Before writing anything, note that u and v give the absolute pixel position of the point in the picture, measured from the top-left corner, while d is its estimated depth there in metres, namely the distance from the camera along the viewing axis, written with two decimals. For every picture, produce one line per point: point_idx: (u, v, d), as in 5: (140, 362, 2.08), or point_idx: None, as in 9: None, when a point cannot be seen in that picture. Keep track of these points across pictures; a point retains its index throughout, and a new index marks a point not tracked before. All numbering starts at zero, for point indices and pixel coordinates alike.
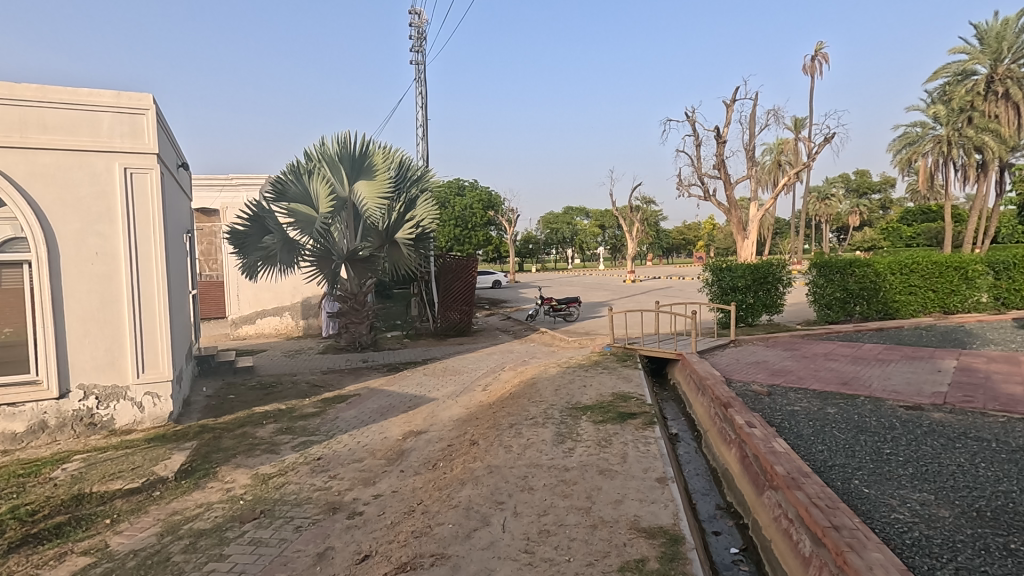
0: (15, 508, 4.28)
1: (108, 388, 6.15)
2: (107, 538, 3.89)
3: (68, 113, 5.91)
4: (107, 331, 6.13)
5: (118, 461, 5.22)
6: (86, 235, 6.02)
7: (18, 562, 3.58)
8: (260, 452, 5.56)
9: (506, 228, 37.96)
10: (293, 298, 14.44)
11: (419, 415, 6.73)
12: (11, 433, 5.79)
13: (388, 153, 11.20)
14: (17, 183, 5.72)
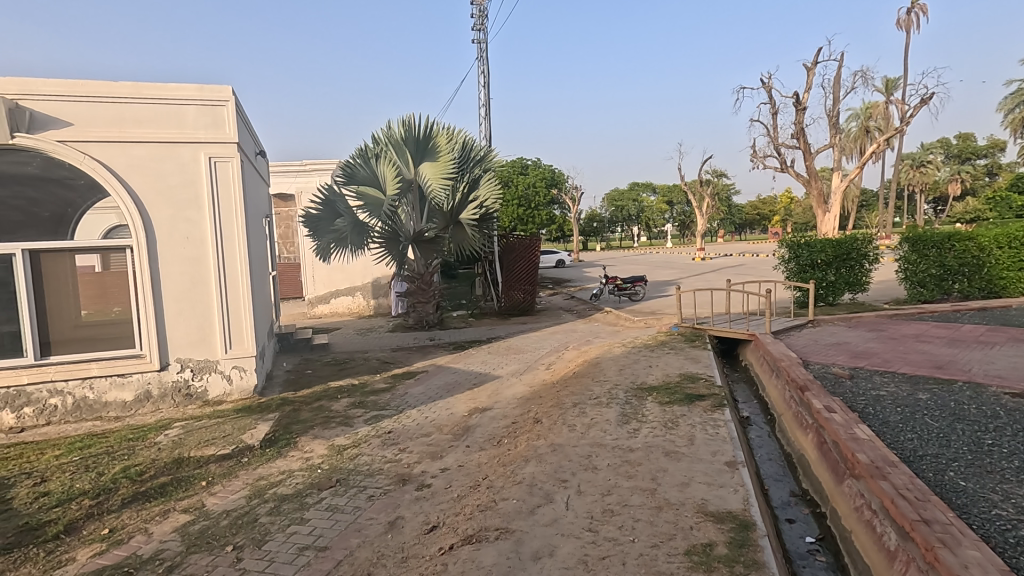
0: (127, 468, 4.76)
1: (201, 362, 6.68)
2: (203, 498, 4.26)
3: (158, 107, 6.36)
4: (198, 309, 6.63)
5: (211, 429, 5.68)
6: (177, 221, 6.51)
7: (130, 516, 3.99)
8: (335, 425, 5.87)
9: (570, 207, 37.50)
10: (364, 278, 15.04)
11: (484, 392, 6.86)
12: (122, 402, 6.40)
13: (450, 134, 11.28)
14: (118, 174, 6.24)
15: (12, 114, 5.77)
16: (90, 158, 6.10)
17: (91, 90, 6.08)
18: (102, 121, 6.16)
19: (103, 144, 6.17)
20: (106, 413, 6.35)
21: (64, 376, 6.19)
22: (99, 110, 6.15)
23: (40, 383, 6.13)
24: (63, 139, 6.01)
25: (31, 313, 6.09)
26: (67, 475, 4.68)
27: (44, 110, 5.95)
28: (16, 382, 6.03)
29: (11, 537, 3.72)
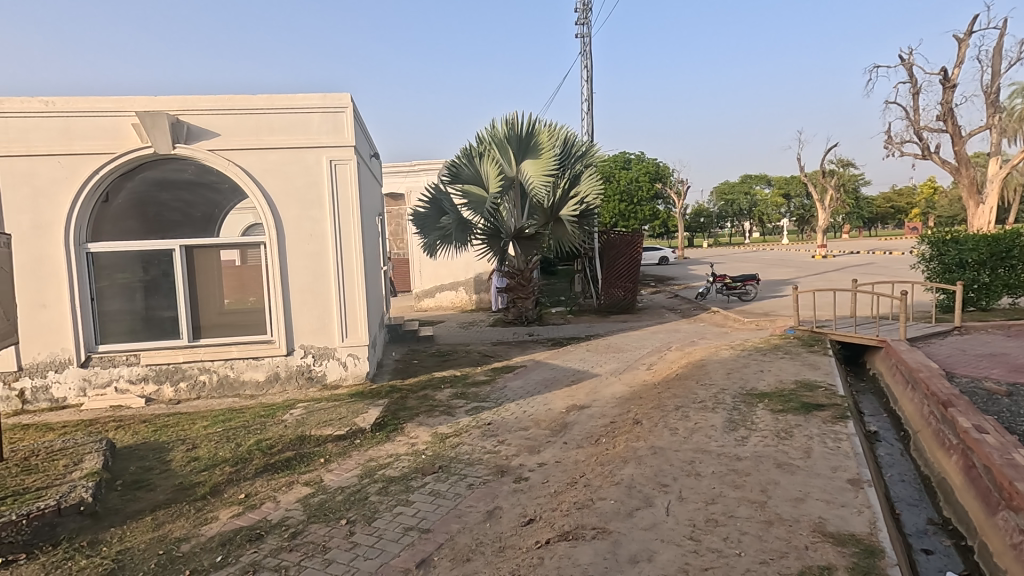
0: (259, 442, 5.32)
1: (321, 349, 7.28)
2: (322, 474, 4.65)
3: (289, 116, 7.00)
4: (319, 300, 7.23)
5: (329, 411, 6.18)
6: (303, 220, 7.14)
7: (262, 485, 4.46)
8: (438, 413, 6.14)
9: (675, 201, 36.06)
10: (467, 274, 15.55)
11: (582, 390, 6.82)
12: (256, 381, 7.16)
13: (553, 131, 11.29)
14: (255, 178, 6.98)
15: (173, 128, 6.64)
16: (233, 165, 6.88)
17: (235, 103, 6.83)
18: (243, 130, 6.91)
19: (244, 151, 6.92)
20: (243, 391, 7.13)
21: (211, 356, 7.03)
22: (241, 121, 6.89)
23: (192, 361, 7.01)
24: (212, 148, 6.82)
25: (186, 301, 6.98)
26: (212, 444, 5.32)
27: (198, 123, 6.79)
28: (174, 360, 6.95)
29: (170, 494, 4.31)
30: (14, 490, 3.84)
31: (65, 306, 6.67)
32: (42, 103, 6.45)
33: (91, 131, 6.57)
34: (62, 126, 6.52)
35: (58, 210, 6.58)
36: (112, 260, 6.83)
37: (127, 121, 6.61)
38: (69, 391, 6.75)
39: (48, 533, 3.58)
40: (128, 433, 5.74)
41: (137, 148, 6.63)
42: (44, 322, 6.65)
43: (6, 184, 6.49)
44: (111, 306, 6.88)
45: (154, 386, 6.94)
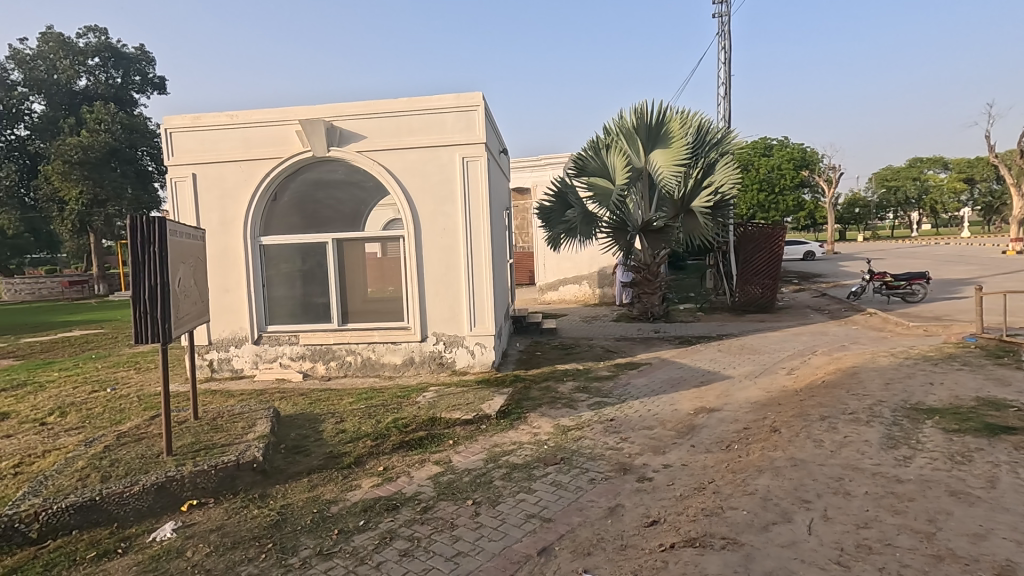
0: (396, 420, 5.76)
1: (451, 337, 7.69)
2: (451, 455, 4.92)
3: (426, 117, 7.45)
4: (451, 292, 7.64)
5: (458, 396, 6.50)
6: (437, 215, 7.57)
7: (398, 460, 4.84)
8: (561, 405, 6.19)
9: (825, 190, 32.55)
10: (591, 267, 15.46)
11: (712, 391, 6.45)
12: (394, 364, 7.75)
13: (685, 118, 10.77)
14: (396, 176, 7.54)
15: (328, 133, 7.40)
16: (377, 165, 7.49)
17: (380, 108, 7.42)
18: (386, 132, 7.48)
19: (387, 152, 7.50)
20: (383, 372, 7.76)
21: (356, 339, 7.75)
22: (384, 124, 7.47)
23: (341, 343, 7.78)
24: (360, 150, 7.48)
25: (336, 289, 7.75)
26: (357, 419, 5.87)
27: (348, 128, 7.49)
28: (326, 341, 7.77)
29: (322, 460, 4.84)
30: (206, 444, 4.57)
31: (244, 291, 7.75)
32: (228, 117, 7.54)
33: (264, 139, 7.55)
34: (242, 136, 7.57)
35: (239, 209, 7.65)
36: (279, 252, 7.80)
37: (292, 129, 7.49)
38: (245, 364, 7.85)
39: (231, 482, 4.21)
40: (289, 403, 6.54)
41: (299, 152, 7.48)
42: (227, 304, 7.80)
43: (201, 186, 7.68)
44: (278, 292, 7.86)
45: (310, 363, 7.81)
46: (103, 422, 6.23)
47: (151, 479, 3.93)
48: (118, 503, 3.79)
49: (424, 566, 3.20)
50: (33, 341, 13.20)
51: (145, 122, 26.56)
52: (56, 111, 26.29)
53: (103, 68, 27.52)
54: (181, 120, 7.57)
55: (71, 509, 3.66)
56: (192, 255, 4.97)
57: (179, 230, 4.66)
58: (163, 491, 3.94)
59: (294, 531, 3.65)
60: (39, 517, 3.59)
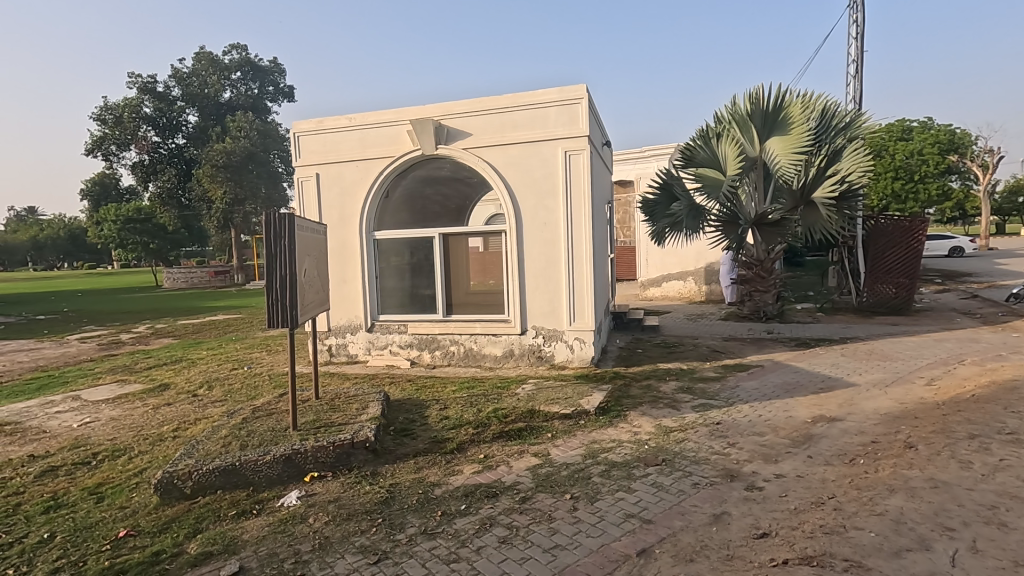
0: (496, 410, 5.89)
1: (550, 331, 7.73)
2: (549, 448, 4.95)
3: (529, 112, 7.51)
4: (551, 286, 7.67)
5: (556, 390, 6.52)
6: (539, 209, 7.62)
7: (498, 449, 4.96)
8: (662, 405, 5.99)
9: (977, 177, 28.49)
10: (697, 263, 14.78)
11: (834, 399, 5.91)
12: (494, 355, 7.94)
13: (808, 102, 9.90)
14: (500, 172, 7.69)
15: (436, 131, 7.71)
16: (482, 161, 7.68)
17: (485, 105, 7.60)
18: (490, 129, 7.65)
19: (491, 148, 7.67)
20: (484, 363, 7.98)
21: (459, 330, 8.03)
22: (489, 121, 7.65)
23: (445, 333, 8.10)
24: (466, 147, 7.71)
25: (441, 281, 8.08)
26: (459, 407, 6.09)
27: (455, 126, 7.75)
28: (431, 331, 8.14)
29: (427, 444, 5.07)
30: (326, 422, 4.97)
31: (359, 282, 8.32)
32: (347, 120, 8.11)
33: (379, 140, 8.03)
34: (359, 137, 8.11)
35: (356, 205, 8.21)
36: (390, 246, 8.28)
37: (403, 129, 7.90)
38: (359, 349, 8.44)
39: (346, 459, 4.54)
40: (398, 388, 6.94)
41: (410, 151, 7.87)
42: (345, 294, 8.42)
43: (324, 185, 8.34)
44: (389, 283, 8.34)
45: (417, 352, 8.22)
46: (241, 397, 7.01)
47: (280, 450, 4.36)
48: (253, 469, 4.25)
49: (522, 554, 3.26)
50: (188, 322, 15.15)
51: (276, 129, 29.45)
52: (206, 121, 29.86)
53: (244, 81, 30.79)
54: (308, 124, 8.26)
55: (216, 471, 4.16)
56: (315, 248, 5.41)
57: (305, 225, 5.10)
58: (289, 462, 4.35)
59: (402, 509, 3.87)
60: (192, 476, 4.12)
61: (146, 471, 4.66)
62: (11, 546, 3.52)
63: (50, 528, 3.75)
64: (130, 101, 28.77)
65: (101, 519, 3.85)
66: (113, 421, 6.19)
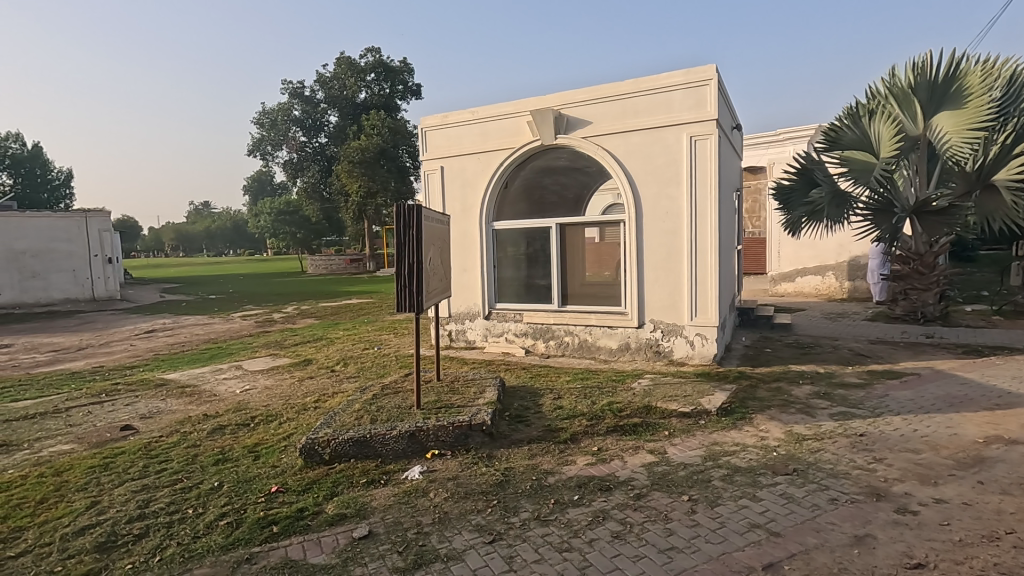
0: (610, 403, 5.79)
1: (670, 325, 7.44)
2: (666, 446, 4.77)
3: (653, 97, 7.22)
4: (672, 279, 7.37)
5: (674, 386, 6.25)
6: (660, 198, 7.33)
7: (612, 442, 4.89)
8: (794, 411, 5.50)
9: None
10: (838, 256, 13.35)
11: (1014, 418, 5.03)
12: (610, 348, 7.82)
13: (989, 69, 8.46)
14: (619, 159, 7.51)
15: (556, 121, 7.71)
16: (602, 150, 7.55)
17: (606, 92, 7.45)
18: (611, 116, 7.49)
19: (611, 136, 7.51)
20: (598, 355, 7.89)
21: (574, 321, 8.01)
22: (609, 108, 7.49)
23: (560, 324, 8.12)
24: (585, 136, 7.62)
25: (558, 271, 8.10)
26: (573, 398, 6.08)
27: (575, 115, 7.69)
28: (546, 321, 8.20)
29: (541, 432, 5.13)
30: (446, 403, 5.23)
31: (478, 271, 8.60)
32: (470, 114, 8.38)
33: (499, 132, 8.21)
34: (481, 130, 8.35)
35: (477, 196, 8.47)
36: (508, 236, 8.46)
37: (523, 120, 8.00)
38: (477, 336, 8.75)
39: (464, 439, 4.74)
40: (513, 375, 7.11)
41: (529, 142, 7.94)
42: (465, 282, 8.74)
43: (447, 177, 8.71)
44: (506, 273, 8.52)
45: (532, 341, 8.33)
46: (372, 374, 7.62)
47: (405, 426, 4.66)
48: (382, 443, 4.60)
49: (636, 552, 3.18)
50: (327, 305, 16.75)
51: (404, 126, 31.35)
52: (345, 121, 32.60)
53: (378, 82, 33.12)
54: (434, 119, 8.68)
55: (351, 441, 4.56)
56: (440, 238, 5.69)
57: (431, 216, 5.38)
58: (412, 439, 4.64)
59: (516, 493, 3.95)
60: (330, 444, 4.55)
61: (293, 436, 5.23)
62: (191, 490, 4.15)
63: (220, 478, 4.36)
64: (283, 105, 32.23)
65: (258, 474, 4.40)
66: (267, 390, 7.03)
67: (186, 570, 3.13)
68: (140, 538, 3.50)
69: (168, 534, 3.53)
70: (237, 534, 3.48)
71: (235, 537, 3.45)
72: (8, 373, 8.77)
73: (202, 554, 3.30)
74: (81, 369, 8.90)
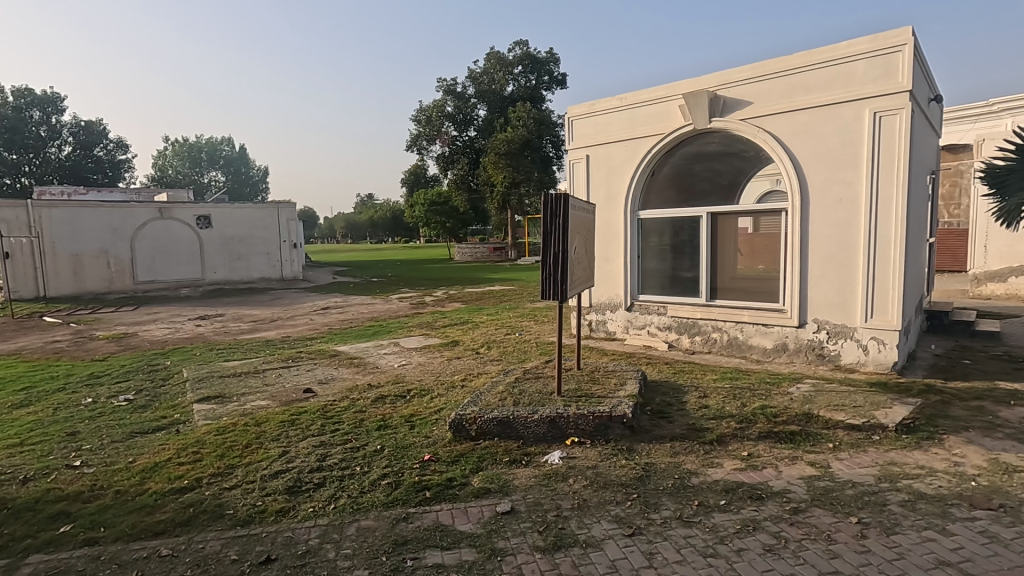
0: (764, 407, 5.35)
1: (838, 326, 6.67)
2: (831, 460, 4.30)
3: (829, 69, 6.45)
4: (842, 274, 6.58)
5: (842, 395, 5.59)
6: (832, 183, 6.55)
7: (766, 449, 4.53)
8: (1002, 436, 4.61)
9: None
10: None
11: None
12: (764, 347, 7.22)
13: None
14: (783, 142, 6.85)
15: (712, 103, 7.24)
16: (762, 132, 6.95)
17: (772, 68, 6.83)
18: (775, 94, 6.84)
19: (774, 116, 6.87)
20: (750, 354, 7.33)
21: (724, 316, 7.52)
22: (773, 85, 6.85)
23: (708, 319, 7.69)
24: (744, 117, 7.07)
25: (707, 264, 7.66)
26: (721, 397, 5.73)
27: (734, 95, 7.15)
28: (693, 315, 7.81)
29: (684, 430, 4.92)
30: (586, 393, 5.25)
31: (621, 261, 8.44)
32: (618, 100, 8.21)
33: (648, 117, 7.93)
34: (629, 116, 8.14)
35: (622, 184, 8.29)
36: (654, 226, 8.17)
37: (675, 104, 7.63)
38: (618, 327, 8.63)
39: (604, 430, 4.72)
40: (654, 369, 6.91)
41: (680, 126, 7.56)
42: (607, 272, 8.63)
43: (592, 166, 8.64)
44: (650, 264, 8.24)
45: (676, 335, 8.00)
46: (513, 359, 7.91)
47: (547, 412, 4.76)
48: (523, 425, 4.75)
49: (792, 571, 2.92)
50: (472, 291, 17.67)
51: (549, 116, 31.73)
52: (493, 114, 33.89)
53: (524, 74, 33.88)
54: (582, 108, 8.66)
55: (495, 421, 4.78)
56: (585, 228, 5.70)
57: (577, 205, 5.39)
58: (553, 424, 4.73)
59: (657, 489, 3.85)
60: (476, 421, 4.81)
61: (443, 411, 5.63)
62: (359, 450, 4.69)
63: (382, 442, 4.86)
64: (438, 102, 34.36)
65: (413, 442, 4.82)
66: (421, 366, 7.66)
67: (355, 520, 3.55)
68: (319, 487, 4.04)
69: (340, 486, 4.02)
70: (396, 494, 3.85)
71: (395, 496, 3.83)
72: (221, 338, 10.61)
73: (368, 507, 3.71)
74: (273, 337, 10.43)
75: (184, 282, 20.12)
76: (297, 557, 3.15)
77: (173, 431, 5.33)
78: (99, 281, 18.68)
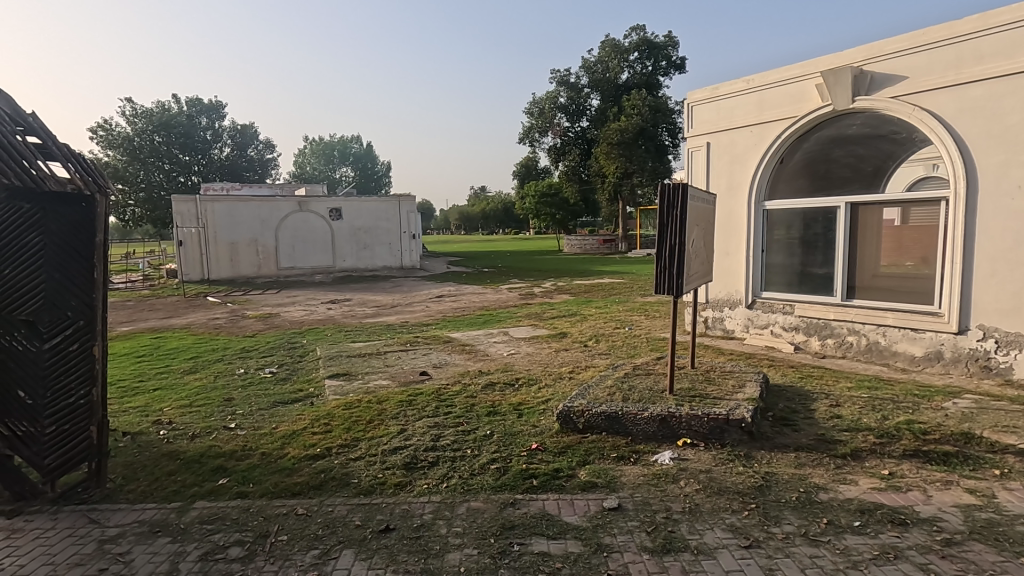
0: (911, 422, 4.74)
1: (1010, 334, 5.71)
2: (996, 489, 3.71)
3: (1010, 34, 5.50)
4: (1018, 274, 5.61)
5: (1012, 414, 4.80)
6: (1010, 167, 5.59)
7: (911, 470, 4.02)
8: None
9: None
10: None
11: None
12: (911, 355, 6.40)
13: None
14: (946, 121, 5.97)
15: (856, 81, 6.50)
16: (919, 110, 6.13)
17: (934, 36, 5.97)
18: (938, 67, 5.97)
19: (935, 92, 6.02)
20: (894, 362, 6.54)
21: (862, 319, 6.78)
22: (936, 56, 5.99)
23: (842, 320, 6.97)
24: (897, 95, 6.27)
25: (844, 260, 6.96)
26: (856, 408, 5.17)
27: (884, 70, 6.37)
28: (824, 316, 7.13)
29: (812, 441, 4.51)
30: (701, 393, 5.00)
31: (741, 255, 7.91)
32: (745, 82, 7.66)
33: (779, 99, 7.31)
34: (757, 100, 7.56)
35: (746, 173, 7.74)
36: (782, 217, 7.55)
37: (811, 83, 6.96)
38: (737, 325, 8.12)
39: (720, 434, 4.47)
40: (778, 372, 6.41)
41: (816, 108, 6.89)
42: (727, 267, 8.12)
43: (713, 154, 8.18)
44: (776, 259, 7.63)
45: (803, 337, 7.36)
46: (622, 353, 7.75)
47: (658, 410, 4.62)
48: (633, 421, 4.65)
49: None
50: (581, 283, 17.52)
51: (665, 103, 30.48)
52: (606, 103, 33.24)
53: (641, 60, 32.77)
54: (702, 93, 8.21)
55: (603, 415, 4.72)
56: (704, 219, 5.41)
57: (696, 196, 5.13)
58: (664, 424, 4.58)
59: (778, 502, 3.58)
60: (584, 414, 4.78)
61: (550, 401, 5.68)
62: (469, 433, 4.87)
63: (491, 428, 5.01)
64: (551, 94, 34.38)
65: (521, 430, 4.92)
66: (529, 356, 7.78)
67: (465, 500, 3.70)
68: (433, 465, 4.26)
69: (452, 466, 4.22)
70: (504, 480, 3.95)
71: (503, 481, 3.93)
72: (349, 321, 11.56)
73: (477, 489, 3.85)
74: (394, 322, 11.17)
75: (318, 268, 22.15)
76: (413, 529, 3.35)
77: (308, 403, 5.91)
78: (250, 266, 21.16)
